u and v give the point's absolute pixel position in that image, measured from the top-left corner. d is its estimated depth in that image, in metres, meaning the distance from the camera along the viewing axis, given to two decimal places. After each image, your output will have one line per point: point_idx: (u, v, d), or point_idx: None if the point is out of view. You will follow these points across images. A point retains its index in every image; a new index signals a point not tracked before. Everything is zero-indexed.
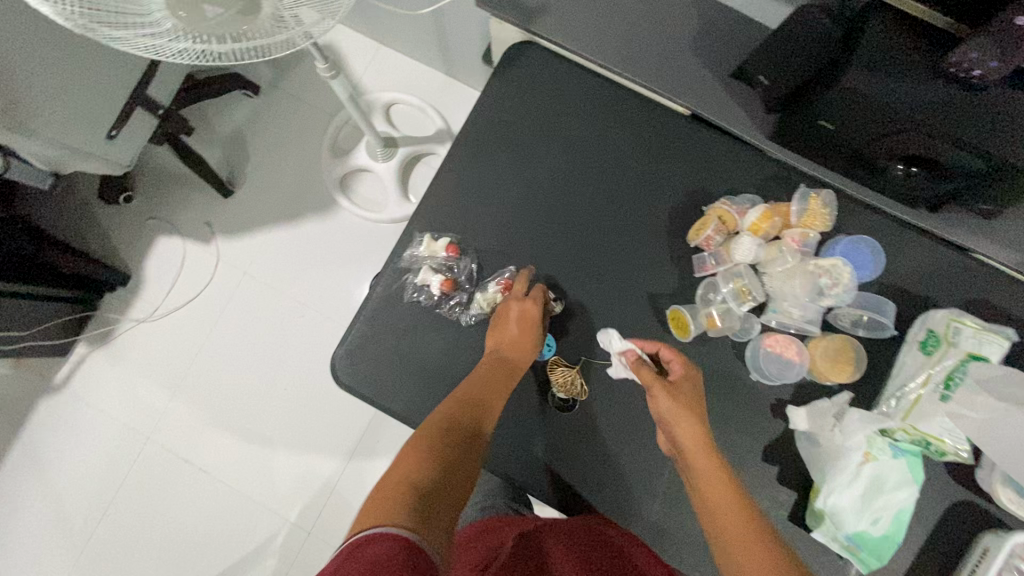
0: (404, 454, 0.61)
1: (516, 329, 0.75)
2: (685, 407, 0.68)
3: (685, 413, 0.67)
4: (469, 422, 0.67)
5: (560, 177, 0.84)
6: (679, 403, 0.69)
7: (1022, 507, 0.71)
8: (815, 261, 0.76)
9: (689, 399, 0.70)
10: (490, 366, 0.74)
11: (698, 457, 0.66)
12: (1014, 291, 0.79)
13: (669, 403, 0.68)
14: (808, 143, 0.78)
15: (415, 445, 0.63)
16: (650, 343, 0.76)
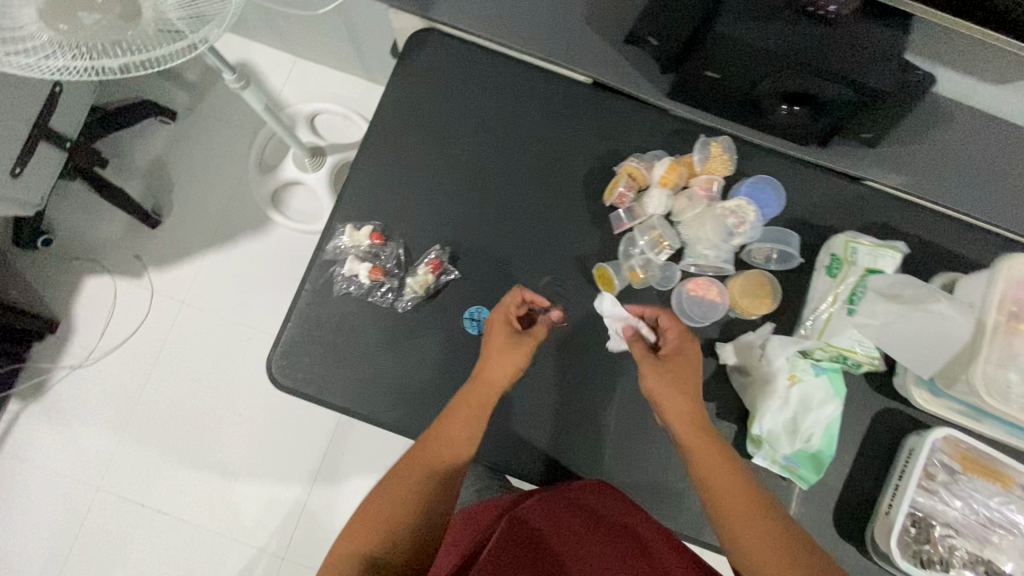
0: (352, 519, 0.68)
1: (495, 357, 0.75)
2: (677, 385, 0.73)
3: (677, 393, 0.73)
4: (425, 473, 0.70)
5: (475, 155, 0.86)
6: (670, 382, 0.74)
7: (934, 404, 0.77)
8: (721, 204, 0.81)
9: (680, 376, 0.74)
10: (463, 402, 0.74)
11: (695, 438, 0.72)
12: (903, 210, 0.86)
13: (657, 381, 0.74)
14: (700, 96, 0.83)
15: (371, 498, 0.69)
16: (650, 309, 0.79)
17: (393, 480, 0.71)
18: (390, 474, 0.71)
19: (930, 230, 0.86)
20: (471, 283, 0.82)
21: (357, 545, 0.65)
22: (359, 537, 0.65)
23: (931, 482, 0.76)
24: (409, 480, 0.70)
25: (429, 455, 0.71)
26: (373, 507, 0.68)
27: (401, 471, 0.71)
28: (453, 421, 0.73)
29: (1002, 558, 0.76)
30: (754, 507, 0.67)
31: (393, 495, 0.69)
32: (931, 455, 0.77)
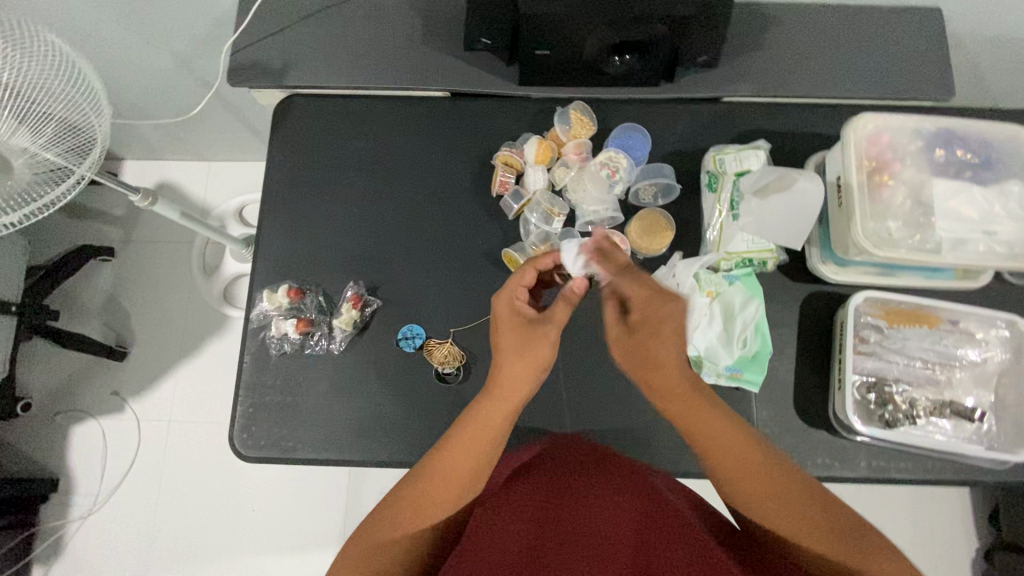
0: (411, 473, 0.69)
1: (506, 332, 0.72)
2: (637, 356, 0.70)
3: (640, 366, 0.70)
4: (472, 450, 0.68)
5: (366, 191, 0.91)
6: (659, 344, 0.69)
7: (843, 273, 0.80)
8: (594, 160, 0.88)
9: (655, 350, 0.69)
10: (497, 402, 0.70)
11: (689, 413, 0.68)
12: (764, 112, 0.92)
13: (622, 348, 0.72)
14: (545, 74, 0.89)
15: (430, 455, 0.70)
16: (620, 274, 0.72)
17: (404, 501, 0.67)
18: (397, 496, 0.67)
19: (793, 123, 0.92)
20: (394, 306, 0.86)
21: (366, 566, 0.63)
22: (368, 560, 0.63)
23: (866, 345, 0.80)
24: (427, 498, 0.67)
25: (456, 451, 0.68)
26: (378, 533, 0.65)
27: (414, 492, 0.67)
28: (490, 417, 0.70)
29: (959, 394, 0.80)
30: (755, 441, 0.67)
31: (426, 481, 0.67)
32: (858, 320, 0.80)
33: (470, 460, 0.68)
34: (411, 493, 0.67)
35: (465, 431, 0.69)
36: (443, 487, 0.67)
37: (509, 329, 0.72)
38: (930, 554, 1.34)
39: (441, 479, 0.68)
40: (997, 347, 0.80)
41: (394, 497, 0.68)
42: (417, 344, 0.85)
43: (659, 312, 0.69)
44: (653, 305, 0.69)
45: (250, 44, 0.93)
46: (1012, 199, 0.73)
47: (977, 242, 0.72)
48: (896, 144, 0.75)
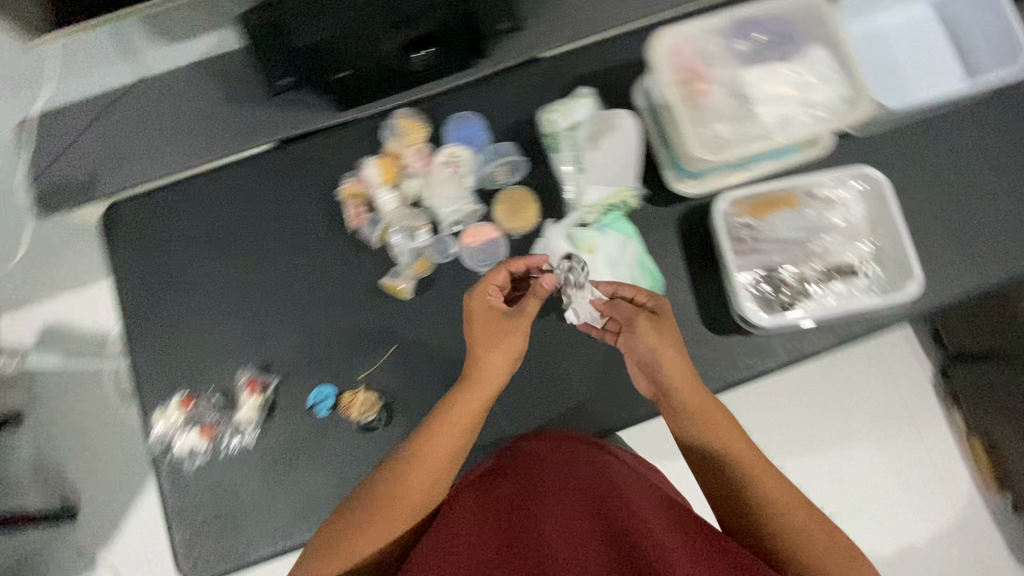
0: (403, 457, 0.66)
1: (491, 325, 0.72)
2: (666, 338, 0.68)
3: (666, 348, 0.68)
4: (467, 427, 0.68)
5: (226, 273, 0.87)
6: (672, 342, 0.68)
7: (697, 184, 0.82)
8: (437, 162, 0.86)
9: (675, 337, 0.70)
10: (491, 380, 0.70)
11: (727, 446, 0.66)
12: (586, 55, 0.91)
13: (649, 332, 0.69)
14: (358, 92, 0.87)
15: (425, 435, 0.67)
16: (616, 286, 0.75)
17: (378, 491, 0.64)
18: (370, 487, 0.64)
19: (616, 56, 0.90)
20: (295, 376, 0.83)
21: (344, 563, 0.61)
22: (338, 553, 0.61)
23: (744, 245, 0.83)
24: (418, 486, 0.65)
25: (456, 428, 0.67)
26: (351, 523, 0.62)
27: (388, 482, 0.64)
28: (482, 391, 0.70)
29: (840, 254, 0.83)
30: (779, 476, 0.64)
31: (426, 463, 0.65)
32: (730, 224, 0.82)
33: (466, 434, 0.68)
34: (387, 480, 0.65)
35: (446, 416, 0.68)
36: (421, 479, 0.65)
37: (486, 322, 0.72)
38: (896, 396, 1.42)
39: (440, 459, 0.66)
40: (857, 202, 0.83)
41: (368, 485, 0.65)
42: (330, 404, 0.81)
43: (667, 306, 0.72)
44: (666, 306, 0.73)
45: (49, 165, 0.88)
46: (819, 63, 0.75)
47: (800, 114, 0.74)
48: (699, 51, 0.77)
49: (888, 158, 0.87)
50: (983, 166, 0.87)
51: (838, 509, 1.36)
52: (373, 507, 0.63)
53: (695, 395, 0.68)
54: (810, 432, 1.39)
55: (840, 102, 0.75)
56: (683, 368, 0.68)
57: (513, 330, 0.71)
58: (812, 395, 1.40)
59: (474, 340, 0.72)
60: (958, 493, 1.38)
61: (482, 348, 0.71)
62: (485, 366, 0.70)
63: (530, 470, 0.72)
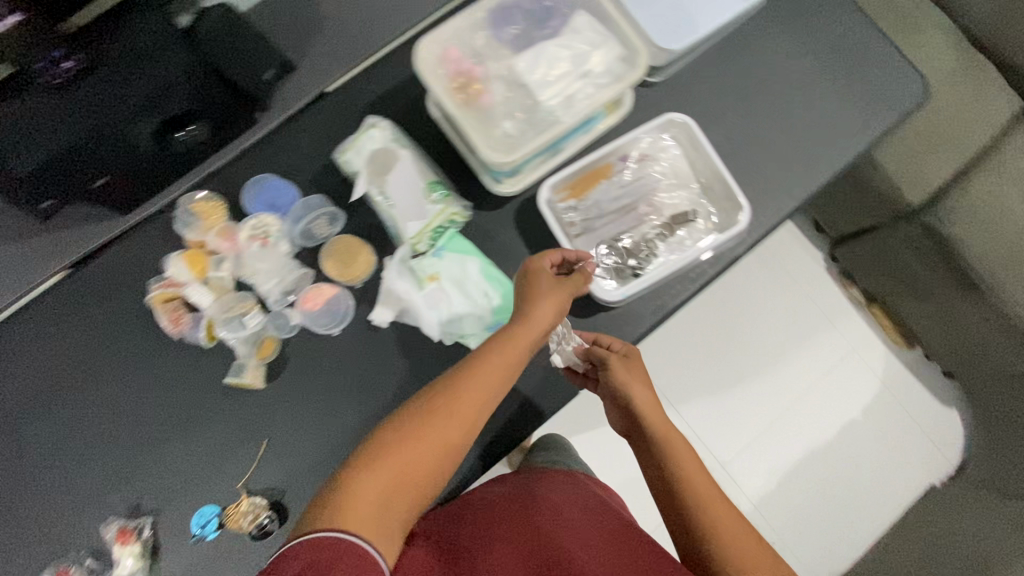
0: (465, 391, 0.63)
1: (540, 282, 0.71)
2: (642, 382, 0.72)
3: (643, 389, 0.72)
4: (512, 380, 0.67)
5: (58, 424, 0.78)
6: (645, 384, 0.72)
7: (513, 182, 0.81)
8: (246, 239, 0.81)
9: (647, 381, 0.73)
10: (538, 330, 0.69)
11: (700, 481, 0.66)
12: (371, 76, 0.85)
13: (625, 372, 0.72)
14: (136, 188, 0.79)
15: (484, 377, 0.64)
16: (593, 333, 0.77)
17: (431, 419, 0.62)
18: (430, 418, 0.61)
19: (402, 70, 0.86)
20: (171, 506, 0.77)
21: (373, 506, 0.56)
22: (380, 468, 0.58)
23: (578, 228, 0.82)
24: (468, 427, 0.63)
25: (507, 378, 0.66)
26: (395, 440, 0.60)
27: (441, 407, 0.62)
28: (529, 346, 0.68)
29: (671, 205, 0.83)
30: (740, 519, 0.64)
31: (481, 409, 0.64)
32: (556, 211, 0.82)
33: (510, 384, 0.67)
34: (443, 402, 0.63)
35: (500, 351, 0.66)
36: (467, 417, 0.63)
37: (535, 277, 0.71)
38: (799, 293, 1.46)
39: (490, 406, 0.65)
40: (670, 153, 0.84)
41: (418, 406, 0.63)
42: (216, 524, 0.76)
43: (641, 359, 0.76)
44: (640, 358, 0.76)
45: None
46: (587, 30, 0.74)
47: (581, 88, 0.73)
48: (467, 52, 0.73)
49: (693, 92, 0.87)
50: (781, 72, 0.88)
51: (778, 415, 1.41)
52: (422, 429, 0.61)
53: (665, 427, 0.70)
54: (733, 354, 1.43)
55: (617, 63, 0.73)
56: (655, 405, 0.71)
57: (558, 288, 0.71)
58: (724, 319, 1.44)
59: (522, 293, 0.71)
60: (879, 363, 1.45)
61: (532, 302, 0.69)
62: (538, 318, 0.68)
63: (492, 505, 0.70)
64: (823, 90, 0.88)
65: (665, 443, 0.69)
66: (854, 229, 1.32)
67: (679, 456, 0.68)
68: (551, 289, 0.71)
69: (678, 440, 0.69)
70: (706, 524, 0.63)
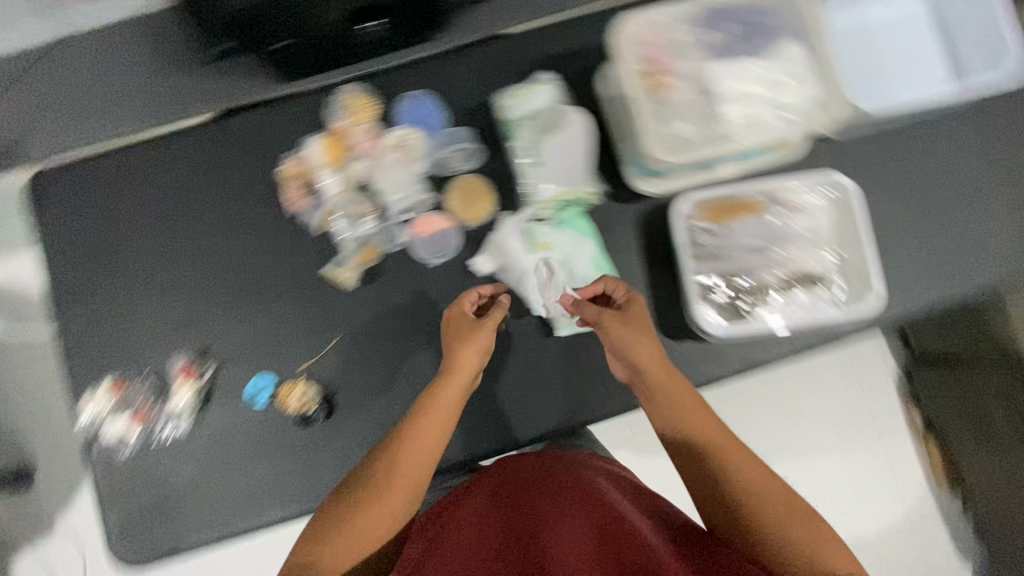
0: (385, 461, 0.64)
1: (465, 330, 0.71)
2: (640, 329, 0.69)
3: (641, 336, 0.68)
4: (441, 429, 0.67)
5: (162, 252, 0.82)
6: (640, 329, 0.69)
7: (658, 185, 0.78)
8: (388, 145, 0.81)
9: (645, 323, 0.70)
10: (467, 370, 0.69)
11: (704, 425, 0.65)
12: (552, 32, 0.84)
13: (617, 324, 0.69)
14: (306, 59, 0.80)
15: (403, 440, 0.65)
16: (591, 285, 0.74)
17: (362, 496, 0.62)
18: (357, 495, 0.62)
19: (585, 36, 0.83)
20: (234, 362, 0.80)
21: None
22: (322, 545, 0.61)
23: (703, 250, 0.80)
24: (401, 488, 0.63)
25: (431, 426, 0.66)
26: (335, 520, 0.62)
27: (359, 480, 0.64)
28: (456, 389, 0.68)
29: (800, 261, 0.80)
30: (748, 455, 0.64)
31: (411, 464, 0.64)
32: (689, 227, 0.79)
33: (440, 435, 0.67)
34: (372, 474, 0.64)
35: (421, 409, 0.66)
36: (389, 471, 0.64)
37: (457, 330, 0.71)
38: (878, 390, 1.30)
39: (420, 464, 0.65)
40: (822, 210, 0.80)
41: (352, 482, 0.64)
42: (268, 395, 0.79)
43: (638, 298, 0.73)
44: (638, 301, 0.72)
45: None
46: (793, 62, 0.70)
47: (768, 117, 0.70)
48: (667, 40, 0.71)
49: (860, 159, 0.83)
50: (956, 170, 0.84)
51: None
52: (348, 499, 0.63)
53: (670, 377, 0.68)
54: None
55: (811, 105, 0.70)
56: (654, 354, 0.68)
57: (485, 329, 0.70)
58: None
59: (448, 340, 0.71)
60: None
61: (455, 352, 0.69)
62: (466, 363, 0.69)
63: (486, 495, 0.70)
64: (991, 202, 0.83)
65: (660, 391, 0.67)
66: (936, 352, 1.25)
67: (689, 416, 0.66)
68: (474, 333, 0.70)
69: (680, 391, 0.67)
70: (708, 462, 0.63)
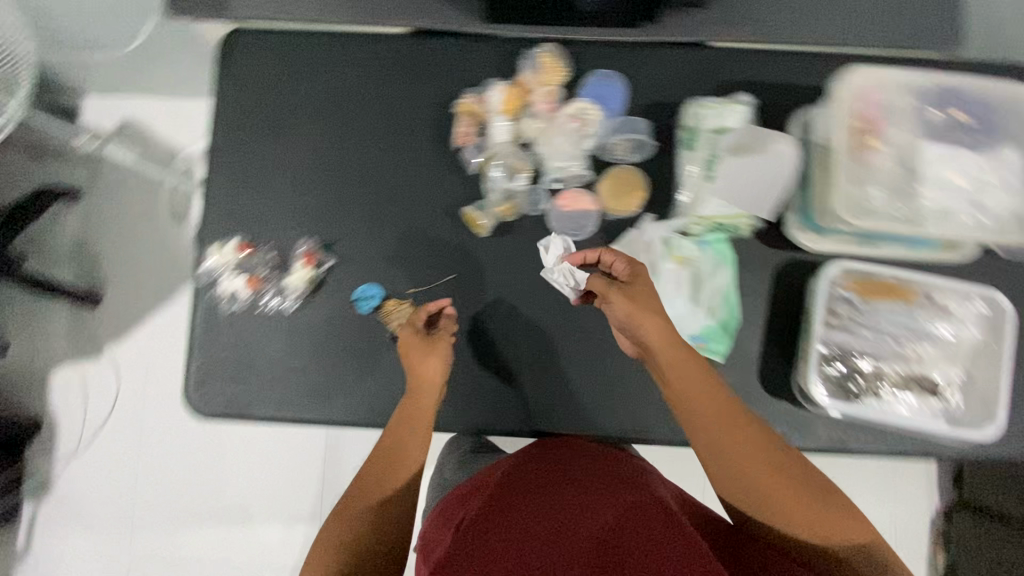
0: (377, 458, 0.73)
1: (420, 356, 0.75)
2: (647, 306, 0.68)
3: (647, 314, 0.67)
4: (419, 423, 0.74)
5: (320, 139, 0.85)
6: (647, 308, 0.68)
7: (814, 241, 0.77)
8: (565, 113, 0.81)
9: (649, 301, 0.69)
10: (433, 382, 0.75)
11: (711, 411, 0.67)
12: (757, 57, 0.83)
13: (626, 304, 0.68)
14: (516, 7, 0.80)
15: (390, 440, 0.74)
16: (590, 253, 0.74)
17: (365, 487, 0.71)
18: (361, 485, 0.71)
19: (788, 74, 0.82)
20: (349, 264, 0.83)
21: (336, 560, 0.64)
22: (336, 531, 0.67)
23: (837, 319, 0.77)
24: (395, 473, 0.73)
25: (411, 422, 0.74)
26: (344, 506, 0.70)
27: (363, 486, 0.71)
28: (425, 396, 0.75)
29: (927, 368, 0.77)
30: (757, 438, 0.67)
31: (399, 453, 0.73)
32: (832, 293, 0.77)
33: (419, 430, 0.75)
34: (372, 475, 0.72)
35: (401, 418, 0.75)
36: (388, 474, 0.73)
37: (412, 347, 0.75)
38: (910, 517, 1.26)
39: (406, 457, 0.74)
40: (971, 326, 0.76)
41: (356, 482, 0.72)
42: (372, 305, 0.81)
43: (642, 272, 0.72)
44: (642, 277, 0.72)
45: None
46: (1008, 169, 0.67)
47: (962, 215, 0.67)
48: (885, 104, 0.70)
49: None
50: None
51: None
52: (354, 516, 0.68)
53: (682, 360, 0.68)
54: None
55: (1011, 218, 0.67)
56: (662, 332, 0.67)
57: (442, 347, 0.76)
58: None
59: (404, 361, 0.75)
60: None
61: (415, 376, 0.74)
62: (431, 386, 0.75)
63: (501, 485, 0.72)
64: None
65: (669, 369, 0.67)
66: (992, 508, 1.12)
67: (694, 403, 0.67)
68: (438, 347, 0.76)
69: (693, 379, 0.67)
70: (711, 441, 0.67)
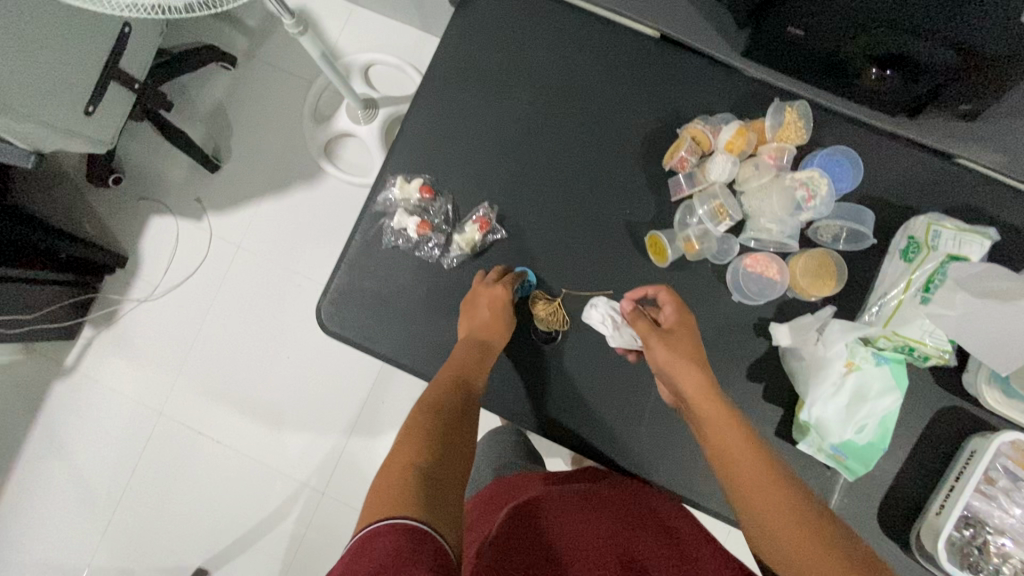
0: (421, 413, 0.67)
1: (483, 310, 0.76)
2: (681, 353, 0.68)
3: (681, 359, 0.67)
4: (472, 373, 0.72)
5: (531, 111, 0.83)
6: (681, 353, 0.68)
7: (1008, 405, 0.72)
8: (791, 175, 0.76)
9: (682, 347, 0.69)
10: (492, 338, 0.75)
11: (744, 460, 0.63)
12: (1005, 194, 0.77)
13: (663, 351, 0.68)
14: (777, 58, 0.75)
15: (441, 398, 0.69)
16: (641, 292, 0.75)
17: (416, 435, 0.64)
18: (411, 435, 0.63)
19: None
20: (517, 243, 0.81)
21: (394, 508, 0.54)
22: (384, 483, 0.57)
23: (990, 487, 0.71)
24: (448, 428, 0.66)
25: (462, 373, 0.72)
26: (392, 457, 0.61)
27: (419, 432, 0.64)
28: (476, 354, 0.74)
29: None
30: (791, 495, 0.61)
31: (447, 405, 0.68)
32: (995, 461, 0.70)
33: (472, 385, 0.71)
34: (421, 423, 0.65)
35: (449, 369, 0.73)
36: (461, 409, 0.68)
37: (473, 311, 0.77)
38: None
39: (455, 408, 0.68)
40: None
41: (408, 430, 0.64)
42: (525, 291, 0.81)
43: (685, 320, 0.72)
44: (683, 327, 0.71)
45: None
46: None
47: None
48: None
49: None
50: None
51: None
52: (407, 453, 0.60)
53: (718, 411, 0.65)
54: None
55: None
56: (698, 378, 0.67)
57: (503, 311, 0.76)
58: None
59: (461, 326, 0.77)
60: None
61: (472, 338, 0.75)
62: (483, 346, 0.74)
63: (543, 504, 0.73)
64: None
65: (700, 414, 0.66)
66: None
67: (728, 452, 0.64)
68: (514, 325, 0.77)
69: (728, 431, 0.64)
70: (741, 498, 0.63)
